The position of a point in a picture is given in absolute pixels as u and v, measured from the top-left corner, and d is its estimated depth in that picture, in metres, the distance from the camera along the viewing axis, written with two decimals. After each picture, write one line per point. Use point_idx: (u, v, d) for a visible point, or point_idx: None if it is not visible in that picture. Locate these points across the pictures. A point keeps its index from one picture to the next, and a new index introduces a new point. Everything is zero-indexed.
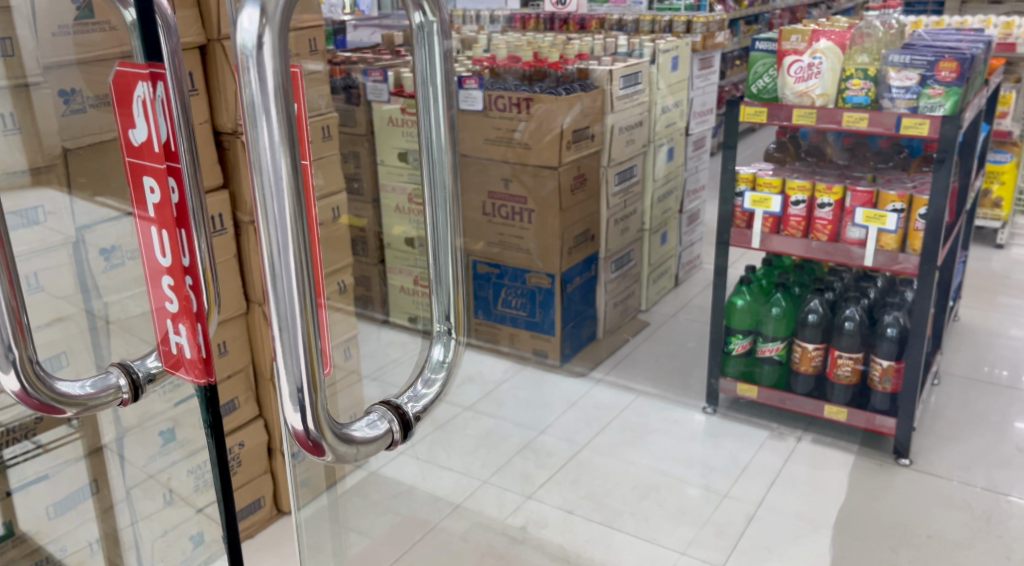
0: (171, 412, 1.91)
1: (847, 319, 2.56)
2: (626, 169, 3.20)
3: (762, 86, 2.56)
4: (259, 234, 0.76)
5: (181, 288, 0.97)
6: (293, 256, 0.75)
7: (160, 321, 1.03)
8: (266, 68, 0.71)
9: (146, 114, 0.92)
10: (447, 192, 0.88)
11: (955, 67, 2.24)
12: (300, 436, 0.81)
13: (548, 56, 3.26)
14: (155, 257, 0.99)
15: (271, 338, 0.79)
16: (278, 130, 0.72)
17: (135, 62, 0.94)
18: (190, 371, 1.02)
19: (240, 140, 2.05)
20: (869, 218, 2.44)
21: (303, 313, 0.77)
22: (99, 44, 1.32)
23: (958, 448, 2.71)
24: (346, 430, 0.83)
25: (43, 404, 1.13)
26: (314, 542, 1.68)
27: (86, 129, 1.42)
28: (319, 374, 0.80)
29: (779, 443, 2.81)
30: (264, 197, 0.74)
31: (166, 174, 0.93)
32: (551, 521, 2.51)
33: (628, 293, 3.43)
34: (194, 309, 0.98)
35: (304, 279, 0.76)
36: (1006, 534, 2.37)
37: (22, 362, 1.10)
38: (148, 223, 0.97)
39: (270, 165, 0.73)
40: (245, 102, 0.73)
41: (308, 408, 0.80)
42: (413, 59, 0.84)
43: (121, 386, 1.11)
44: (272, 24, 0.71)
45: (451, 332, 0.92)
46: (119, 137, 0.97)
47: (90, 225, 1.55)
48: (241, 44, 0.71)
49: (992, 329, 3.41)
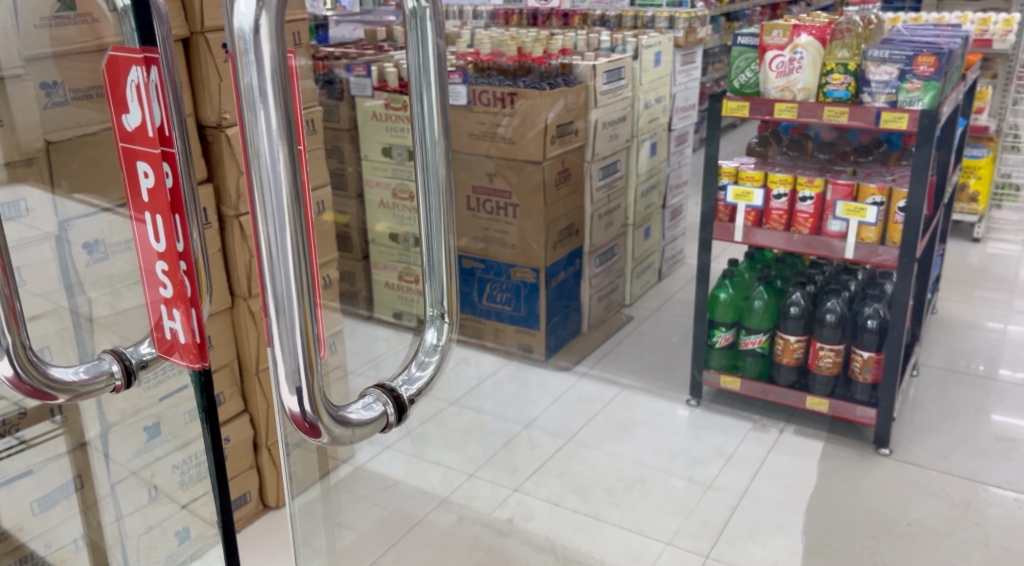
0: (158, 408, 1.97)
1: (829, 311, 2.59)
2: (610, 164, 3.21)
3: (744, 81, 2.59)
4: (256, 221, 0.76)
5: (176, 273, 0.98)
6: (290, 240, 0.75)
7: (154, 308, 1.03)
8: (262, 52, 0.72)
9: (140, 99, 0.92)
10: (440, 180, 0.88)
11: (933, 62, 2.28)
12: (297, 418, 0.82)
13: (532, 51, 3.27)
14: (149, 244, 0.99)
15: (267, 323, 0.80)
16: (276, 116, 0.73)
17: (130, 46, 0.94)
18: (184, 356, 1.02)
19: (224, 134, 2.05)
20: (850, 211, 2.47)
21: (300, 299, 0.78)
22: (72, 37, 1.43)
23: (937, 438, 2.74)
24: (343, 412, 0.84)
25: (37, 391, 1.13)
26: (305, 534, 1.66)
27: (67, 123, 1.51)
28: (315, 359, 0.81)
29: (763, 435, 2.83)
30: (260, 181, 0.74)
31: (160, 159, 0.93)
32: (537, 513, 2.53)
33: (612, 287, 3.41)
34: (189, 294, 0.98)
35: (301, 267, 0.77)
36: (985, 522, 2.40)
37: (15, 348, 1.11)
38: (142, 211, 0.97)
39: (267, 152, 0.73)
40: (243, 88, 0.73)
41: (305, 391, 0.80)
42: (405, 45, 0.85)
43: (114, 372, 1.12)
44: (268, 8, 0.71)
45: (444, 316, 0.93)
46: (113, 123, 0.98)
47: (71, 221, 1.61)
48: (238, 28, 0.72)
49: (969, 321, 3.45)
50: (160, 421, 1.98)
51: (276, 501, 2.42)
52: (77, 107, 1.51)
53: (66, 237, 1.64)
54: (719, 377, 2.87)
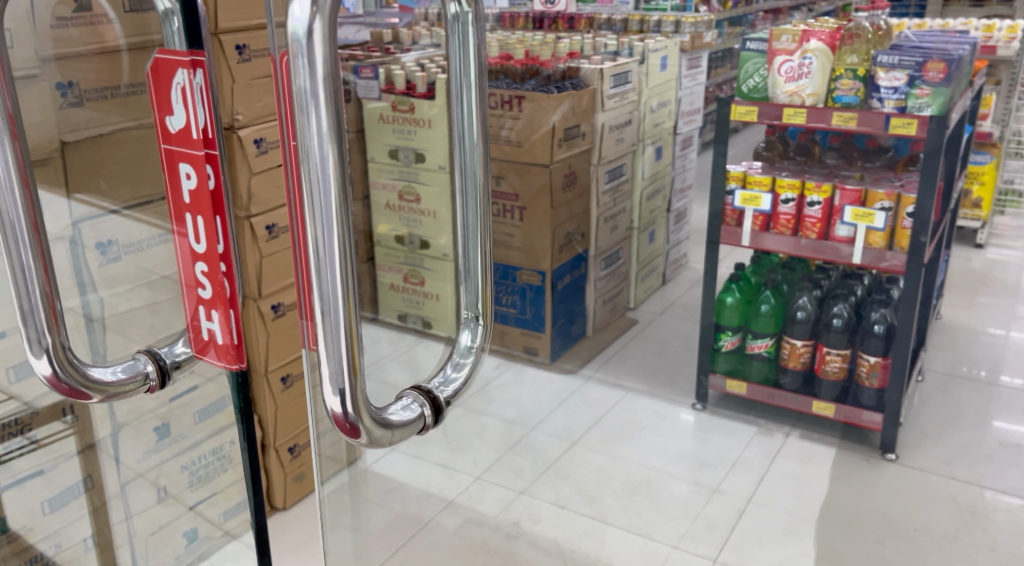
0: (165, 409, 1.94)
1: (835, 316, 2.60)
2: (616, 168, 3.21)
3: (752, 86, 2.58)
4: (306, 221, 0.83)
5: (216, 274, 1.09)
6: (337, 239, 0.82)
7: (192, 304, 1.14)
8: (315, 57, 0.78)
9: (185, 102, 1.03)
10: (477, 182, 0.92)
11: (943, 68, 2.27)
12: (339, 418, 0.89)
13: (539, 55, 3.19)
14: (188, 243, 1.09)
15: (314, 324, 0.87)
16: (326, 120, 0.79)
17: (174, 49, 1.04)
18: (222, 357, 1.14)
19: (237, 136, 2.05)
20: (858, 216, 2.48)
21: (345, 298, 0.85)
22: (75, 39, 1.49)
23: (943, 443, 2.75)
24: (383, 414, 0.90)
25: (73, 390, 1.16)
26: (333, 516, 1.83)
27: (90, 124, 1.54)
28: (358, 359, 0.88)
29: (768, 439, 2.85)
30: (310, 180, 0.81)
31: (203, 162, 1.03)
32: (544, 516, 2.54)
33: (617, 291, 3.40)
34: (227, 295, 1.10)
35: (346, 265, 0.83)
36: (991, 527, 2.42)
37: (55, 348, 1.13)
38: (182, 209, 1.08)
39: (317, 153, 0.80)
40: (297, 93, 0.79)
41: (347, 392, 0.88)
42: (448, 48, 0.89)
43: (149, 373, 1.18)
44: (322, 13, 0.78)
45: (479, 319, 0.97)
46: (155, 124, 1.07)
47: (95, 219, 1.64)
48: (293, 32, 0.78)
49: (972, 327, 3.46)
50: (168, 421, 1.96)
51: (282, 503, 2.43)
52: (89, 108, 1.52)
53: (79, 238, 1.66)
54: (725, 382, 2.87)
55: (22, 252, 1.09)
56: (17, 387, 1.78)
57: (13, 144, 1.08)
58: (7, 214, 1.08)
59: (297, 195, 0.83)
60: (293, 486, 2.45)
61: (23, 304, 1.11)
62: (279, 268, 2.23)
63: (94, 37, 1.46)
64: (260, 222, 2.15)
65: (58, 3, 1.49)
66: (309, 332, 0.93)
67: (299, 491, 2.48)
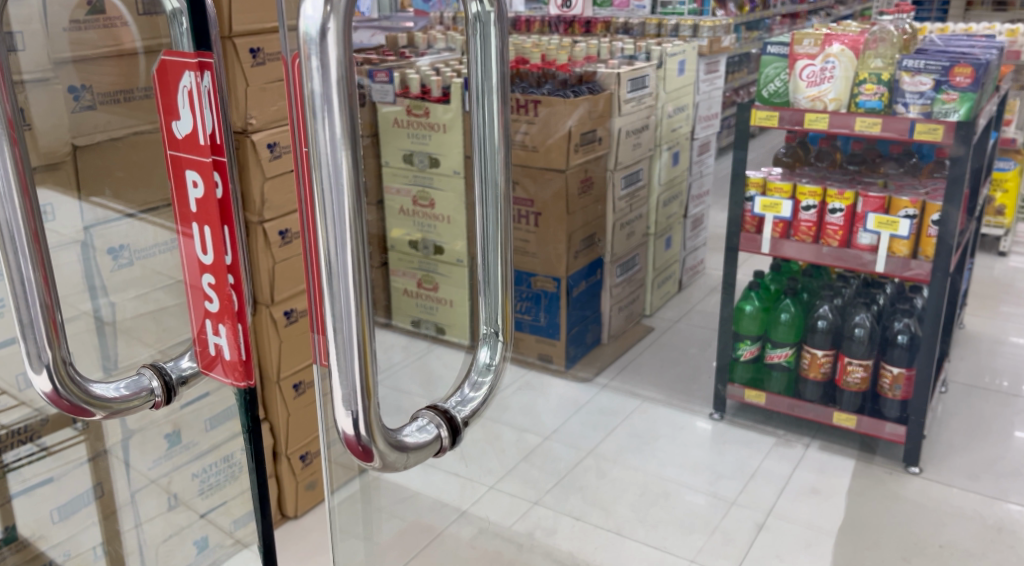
0: (174, 416, 1.82)
1: (858, 326, 2.56)
2: (632, 173, 2.99)
3: (773, 90, 2.52)
4: (318, 231, 0.80)
5: (224, 286, 1.10)
6: (351, 249, 0.79)
7: (200, 322, 1.16)
8: (328, 56, 0.75)
9: (192, 106, 1.03)
10: (498, 191, 0.91)
11: (970, 73, 2.24)
12: (351, 441, 0.87)
13: (557, 57, 2.89)
14: (197, 255, 1.10)
15: (325, 338, 0.84)
16: (339, 125, 0.76)
17: (181, 51, 1.04)
18: (229, 373, 1.16)
19: (250, 139, 2.02)
20: (881, 224, 2.44)
21: (359, 312, 0.82)
22: (93, 42, 1.47)
23: (966, 456, 2.70)
24: (398, 437, 0.88)
25: (75, 406, 1.14)
26: (344, 526, 1.79)
27: (100, 128, 1.51)
28: (371, 379, 0.85)
29: (788, 450, 2.79)
30: (324, 189, 0.78)
31: (212, 168, 1.04)
32: (560, 528, 2.53)
33: (634, 298, 3.14)
34: (235, 309, 1.11)
35: (360, 276, 0.81)
36: (1018, 544, 2.37)
37: (56, 363, 1.11)
38: (192, 218, 1.09)
39: (331, 160, 0.77)
40: (308, 97, 0.76)
41: (360, 415, 0.85)
42: (468, 47, 0.87)
43: (154, 389, 1.18)
44: (336, 12, 0.75)
45: (497, 335, 0.95)
46: (163, 130, 1.08)
47: (106, 224, 1.61)
48: (305, 31, 0.75)
49: (995, 337, 3.38)
50: (178, 429, 1.83)
51: (293, 512, 2.40)
52: (105, 112, 1.50)
53: (91, 243, 1.66)
54: (744, 391, 2.85)
55: (21, 261, 1.06)
56: (26, 393, 1.80)
57: (14, 149, 1.05)
58: (8, 222, 1.05)
59: (310, 203, 0.81)
60: (305, 495, 2.41)
61: (22, 316, 1.08)
62: (294, 273, 2.20)
63: (110, 41, 1.42)
64: (274, 227, 2.13)
65: (75, 6, 1.48)
66: (319, 347, 0.90)
67: (311, 500, 2.43)
